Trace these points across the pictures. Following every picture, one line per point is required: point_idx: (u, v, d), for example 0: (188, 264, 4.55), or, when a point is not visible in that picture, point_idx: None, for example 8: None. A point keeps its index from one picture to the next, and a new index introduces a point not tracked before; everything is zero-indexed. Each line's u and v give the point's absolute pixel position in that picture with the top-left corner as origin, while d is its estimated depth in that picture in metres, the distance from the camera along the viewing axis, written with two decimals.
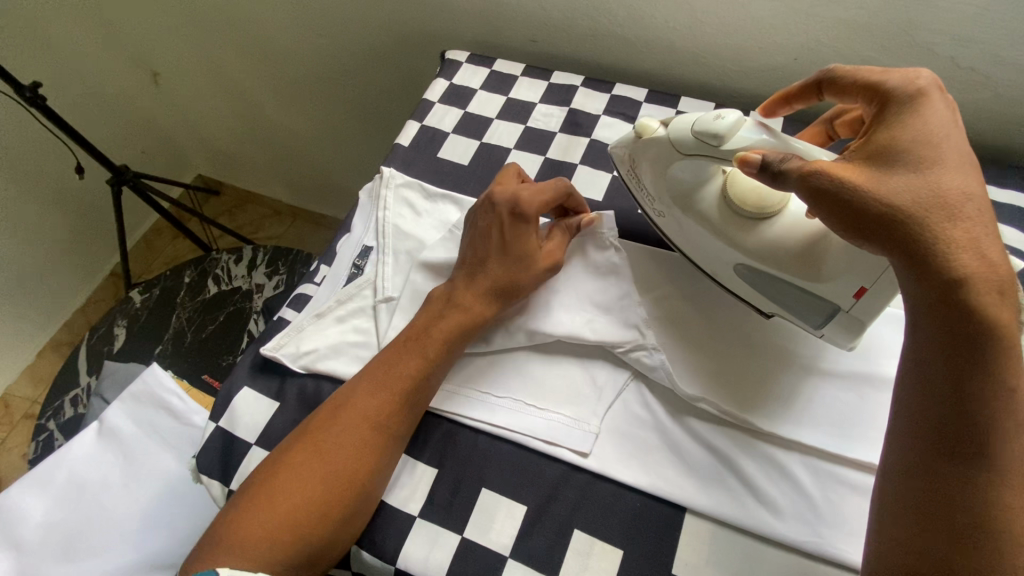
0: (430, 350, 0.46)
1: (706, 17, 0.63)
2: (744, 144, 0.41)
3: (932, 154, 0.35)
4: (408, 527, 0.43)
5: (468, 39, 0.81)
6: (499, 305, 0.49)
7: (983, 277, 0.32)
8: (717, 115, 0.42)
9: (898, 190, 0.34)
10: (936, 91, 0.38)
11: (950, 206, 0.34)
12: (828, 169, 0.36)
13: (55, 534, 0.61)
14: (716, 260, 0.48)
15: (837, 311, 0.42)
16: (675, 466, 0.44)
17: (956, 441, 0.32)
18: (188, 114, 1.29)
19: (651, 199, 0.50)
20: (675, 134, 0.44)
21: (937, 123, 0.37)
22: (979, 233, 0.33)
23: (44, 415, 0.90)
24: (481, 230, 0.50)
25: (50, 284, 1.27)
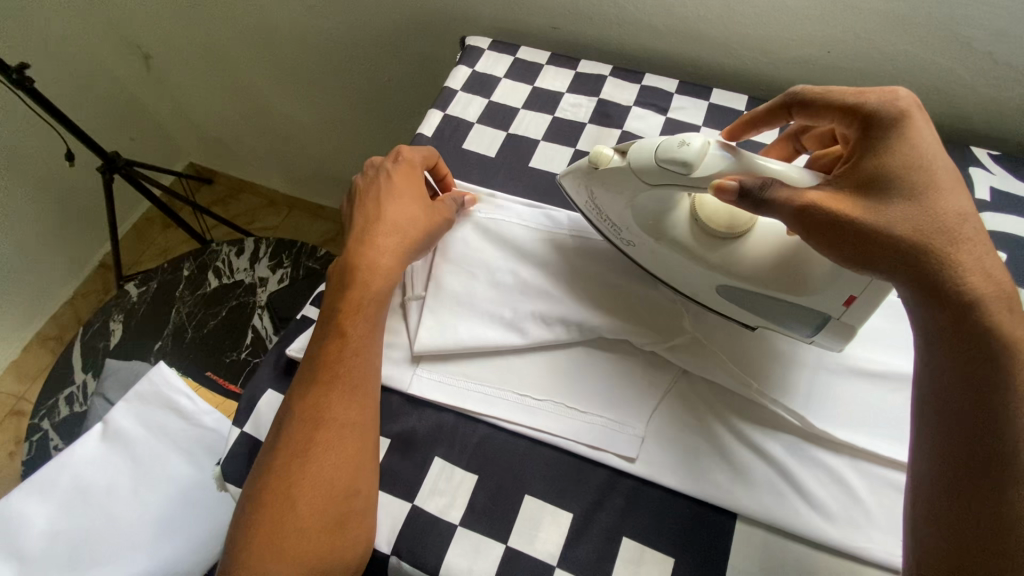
0: (345, 327, 0.44)
1: (741, 7, 0.61)
2: (711, 169, 0.39)
3: (926, 177, 0.36)
4: (449, 536, 0.41)
5: (487, 24, 0.78)
6: (403, 254, 0.47)
7: (993, 297, 0.34)
8: (680, 140, 0.40)
9: (897, 220, 0.35)
10: (916, 109, 0.38)
11: (950, 231, 0.35)
12: (820, 202, 0.36)
13: (60, 542, 0.58)
14: (697, 284, 0.46)
15: (827, 319, 0.42)
16: (723, 470, 0.43)
17: (975, 463, 0.32)
18: (182, 99, 1.24)
19: (619, 230, 0.48)
20: (636, 163, 0.42)
21: (927, 142, 0.36)
22: (980, 252, 0.35)
23: (37, 415, 0.86)
24: (364, 196, 0.50)
25: (38, 276, 1.22)
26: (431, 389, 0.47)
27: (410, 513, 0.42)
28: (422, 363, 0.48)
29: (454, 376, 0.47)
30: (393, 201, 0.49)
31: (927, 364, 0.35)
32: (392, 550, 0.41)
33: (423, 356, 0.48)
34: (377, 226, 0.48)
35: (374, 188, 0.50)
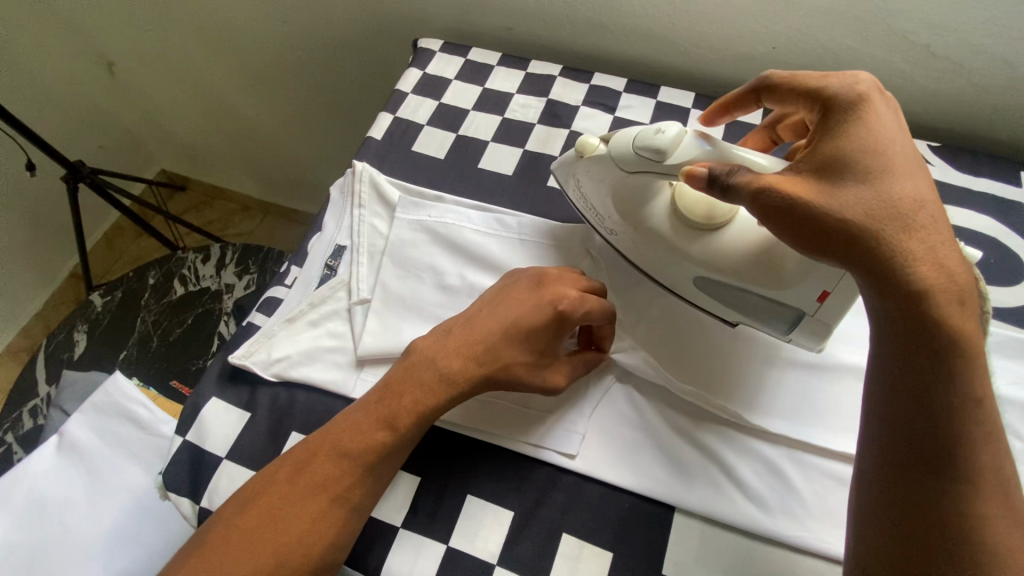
0: (398, 422, 0.40)
1: (685, 5, 0.62)
2: (686, 155, 0.41)
3: (884, 161, 0.34)
4: (391, 538, 0.42)
5: (442, 26, 0.78)
6: (481, 382, 0.42)
7: (943, 287, 0.31)
8: (658, 128, 0.42)
9: (849, 204, 0.33)
10: (877, 94, 0.37)
11: (904, 216, 0.33)
12: (778, 184, 0.35)
13: (14, 556, 0.58)
14: (675, 275, 0.47)
15: (802, 315, 0.42)
16: (661, 464, 0.43)
17: (931, 455, 0.31)
18: (149, 106, 1.23)
19: (602, 218, 0.49)
20: (616, 150, 0.44)
21: (885, 126, 0.35)
22: (937, 241, 0.32)
23: (1, 428, 0.85)
24: (498, 297, 0.44)
25: (6, 287, 1.21)
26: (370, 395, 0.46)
27: None
28: (366, 367, 0.47)
29: None
30: (519, 335, 0.42)
31: (880, 356, 0.33)
32: None
33: (366, 360, 0.47)
34: (475, 340, 0.42)
35: (509, 302, 0.43)
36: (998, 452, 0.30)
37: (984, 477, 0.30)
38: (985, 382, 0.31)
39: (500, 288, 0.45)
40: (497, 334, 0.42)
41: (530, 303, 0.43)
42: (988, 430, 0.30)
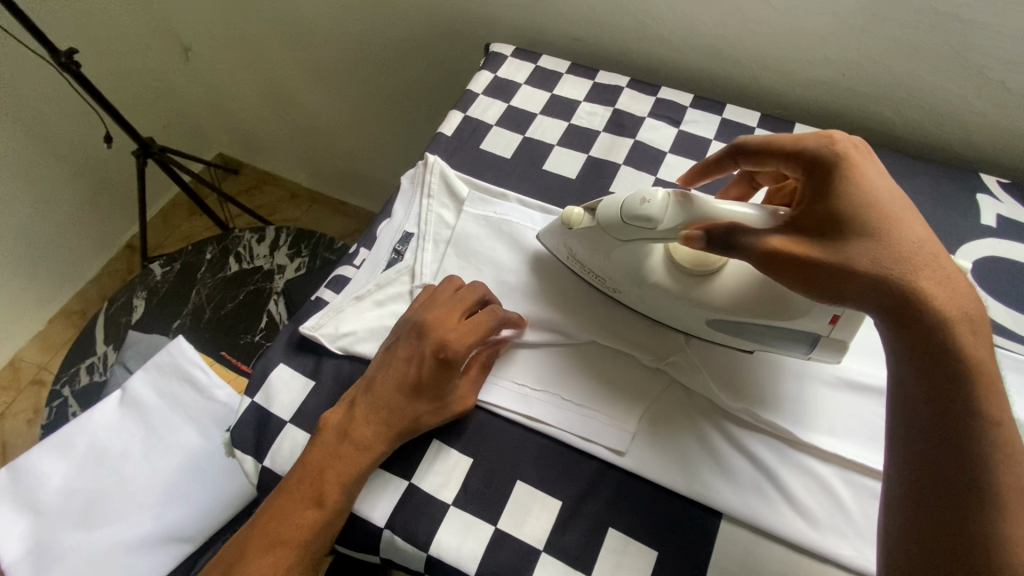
0: (338, 459, 0.42)
1: (759, 26, 0.63)
2: (677, 220, 0.42)
3: (881, 210, 0.36)
4: (442, 514, 0.43)
5: (511, 33, 0.80)
6: (398, 414, 0.44)
7: (951, 321, 0.33)
8: (644, 196, 0.43)
9: (857, 254, 0.35)
10: (855, 149, 0.39)
11: (909, 259, 0.34)
12: (781, 244, 0.37)
13: (75, 498, 0.61)
14: (689, 321, 0.47)
15: (818, 337, 0.43)
16: (711, 470, 0.44)
17: (952, 482, 0.30)
18: (216, 91, 1.29)
19: (604, 279, 0.50)
20: (605, 219, 0.46)
21: (875, 176, 0.37)
22: (942, 278, 0.34)
23: (58, 382, 0.88)
24: (391, 350, 0.46)
25: (68, 251, 1.28)
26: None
27: (407, 490, 0.44)
28: None
29: None
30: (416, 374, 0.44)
31: (897, 393, 0.34)
32: (386, 524, 0.43)
33: None
34: (383, 382, 0.44)
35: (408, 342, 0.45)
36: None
37: (1015, 500, 0.29)
38: (1004, 408, 0.31)
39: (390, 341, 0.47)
40: (397, 381, 0.44)
41: (414, 349, 0.45)
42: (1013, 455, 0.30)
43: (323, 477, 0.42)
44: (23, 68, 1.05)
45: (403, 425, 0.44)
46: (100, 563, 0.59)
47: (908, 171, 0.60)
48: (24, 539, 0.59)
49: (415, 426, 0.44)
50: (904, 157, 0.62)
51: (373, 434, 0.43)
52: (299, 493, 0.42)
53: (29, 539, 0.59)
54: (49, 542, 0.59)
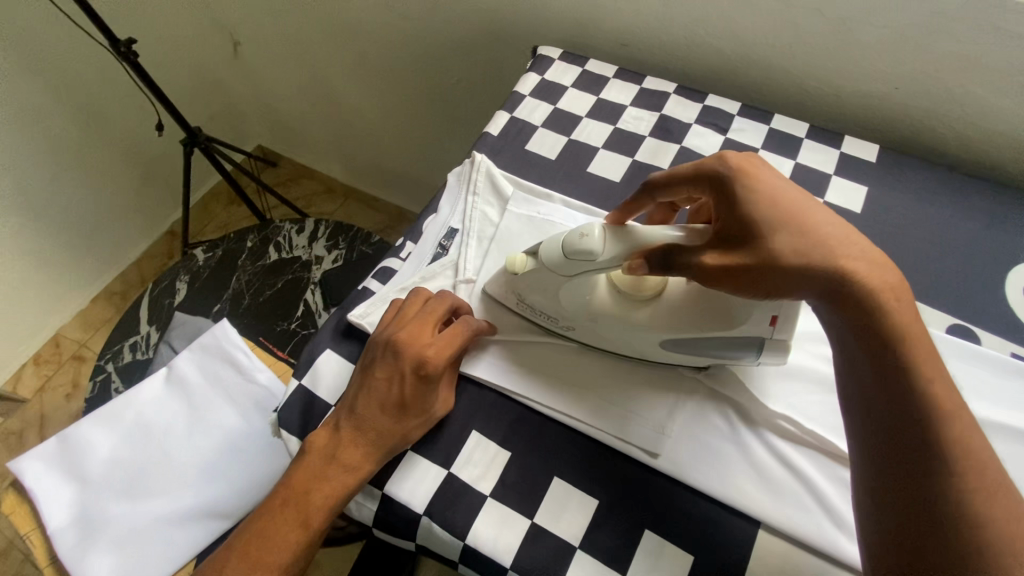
0: (323, 481, 0.43)
1: (811, 37, 0.63)
2: (618, 252, 0.42)
3: (794, 203, 0.38)
4: (479, 505, 0.44)
5: (558, 37, 0.81)
6: (378, 435, 0.44)
7: (877, 297, 0.36)
8: (580, 232, 0.43)
9: (785, 247, 0.37)
10: (751, 160, 0.41)
11: (828, 242, 0.37)
12: (722, 255, 0.38)
13: (119, 470, 0.62)
14: (643, 347, 0.47)
15: (762, 341, 0.43)
16: (749, 478, 0.44)
17: (900, 452, 0.33)
18: (261, 84, 1.33)
19: (556, 319, 0.49)
20: (547, 260, 0.45)
21: (773, 176, 0.39)
22: (858, 254, 0.37)
23: (102, 357, 0.91)
24: (367, 365, 0.46)
25: (113, 233, 1.32)
26: (491, 372, 0.49)
27: (445, 479, 0.45)
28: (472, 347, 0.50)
29: (497, 358, 0.50)
30: (391, 395, 0.44)
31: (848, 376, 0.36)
32: (424, 512, 0.43)
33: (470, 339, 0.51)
34: (363, 407, 0.44)
35: (380, 364, 0.45)
36: (959, 423, 0.33)
37: (960, 456, 0.32)
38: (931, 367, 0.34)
39: (366, 362, 0.46)
40: (380, 403, 0.44)
41: (392, 369, 0.45)
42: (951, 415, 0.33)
43: (310, 499, 0.43)
44: (81, 56, 1.09)
45: (387, 446, 0.44)
46: (145, 534, 0.60)
47: (962, 189, 0.59)
48: (69, 508, 0.60)
49: (399, 444, 0.45)
50: (958, 173, 0.61)
51: (361, 454, 0.44)
52: (285, 514, 0.44)
53: (73, 508, 0.60)
54: (93, 511, 0.60)
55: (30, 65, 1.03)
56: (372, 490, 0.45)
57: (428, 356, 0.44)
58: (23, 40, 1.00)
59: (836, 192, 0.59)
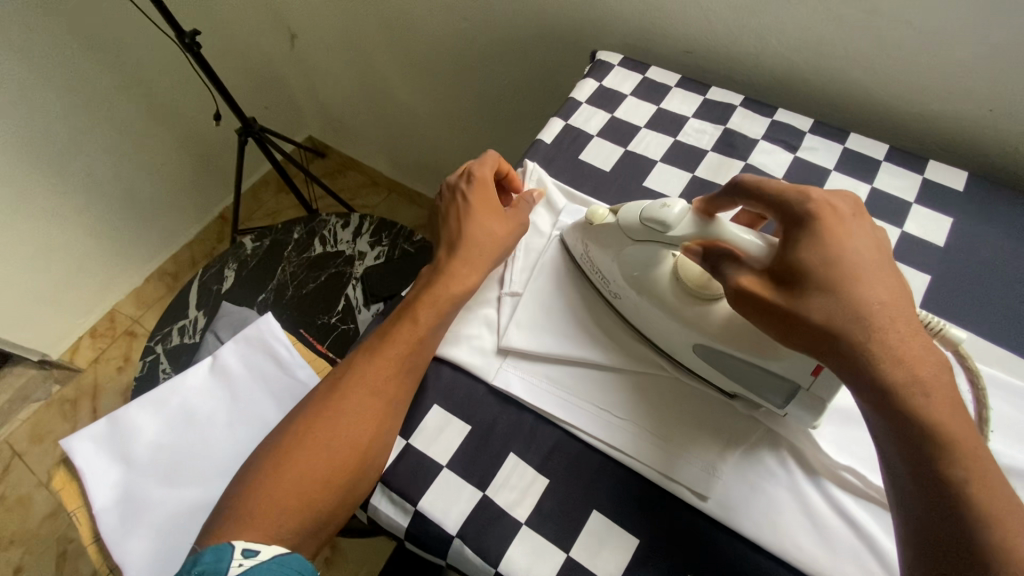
0: (421, 314, 0.49)
1: (896, 49, 0.58)
2: (687, 232, 0.43)
3: (843, 266, 0.35)
4: (514, 532, 0.42)
5: (617, 42, 0.78)
6: (470, 258, 0.51)
7: (916, 380, 0.32)
8: (665, 203, 0.44)
9: (817, 310, 0.34)
10: (823, 208, 0.37)
11: (871, 316, 0.34)
12: (750, 287, 0.37)
13: (162, 454, 0.63)
14: (675, 342, 0.46)
15: (797, 388, 0.41)
16: (806, 532, 0.41)
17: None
18: (314, 77, 1.34)
19: (607, 281, 0.50)
20: (624, 222, 0.47)
21: (836, 238, 0.36)
22: (905, 331, 0.34)
23: (152, 339, 0.94)
24: (443, 213, 0.55)
25: (168, 215, 1.37)
26: (531, 393, 0.47)
27: (480, 501, 0.43)
28: (509, 356, 0.50)
29: (540, 377, 0.48)
30: (475, 221, 0.52)
31: (891, 475, 0.34)
32: (458, 533, 0.42)
33: (511, 350, 0.49)
34: (452, 240, 0.52)
35: (455, 209, 0.54)
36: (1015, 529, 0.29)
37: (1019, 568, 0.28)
38: (975, 462, 0.31)
39: (444, 225, 0.54)
40: (473, 220, 0.52)
41: (465, 208, 0.53)
42: (1005, 522, 0.29)
43: (402, 333, 0.48)
44: (147, 43, 1.13)
45: (491, 254, 0.52)
46: (182, 519, 0.60)
47: None
48: (114, 487, 0.61)
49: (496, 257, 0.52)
50: None
51: (458, 277, 0.50)
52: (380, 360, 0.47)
53: (118, 487, 0.61)
54: (136, 492, 0.61)
55: (99, 51, 1.07)
56: (405, 504, 0.44)
57: (486, 174, 0.54)
58: (94, 26, 1.04)
59: (915, 221, 0.54)
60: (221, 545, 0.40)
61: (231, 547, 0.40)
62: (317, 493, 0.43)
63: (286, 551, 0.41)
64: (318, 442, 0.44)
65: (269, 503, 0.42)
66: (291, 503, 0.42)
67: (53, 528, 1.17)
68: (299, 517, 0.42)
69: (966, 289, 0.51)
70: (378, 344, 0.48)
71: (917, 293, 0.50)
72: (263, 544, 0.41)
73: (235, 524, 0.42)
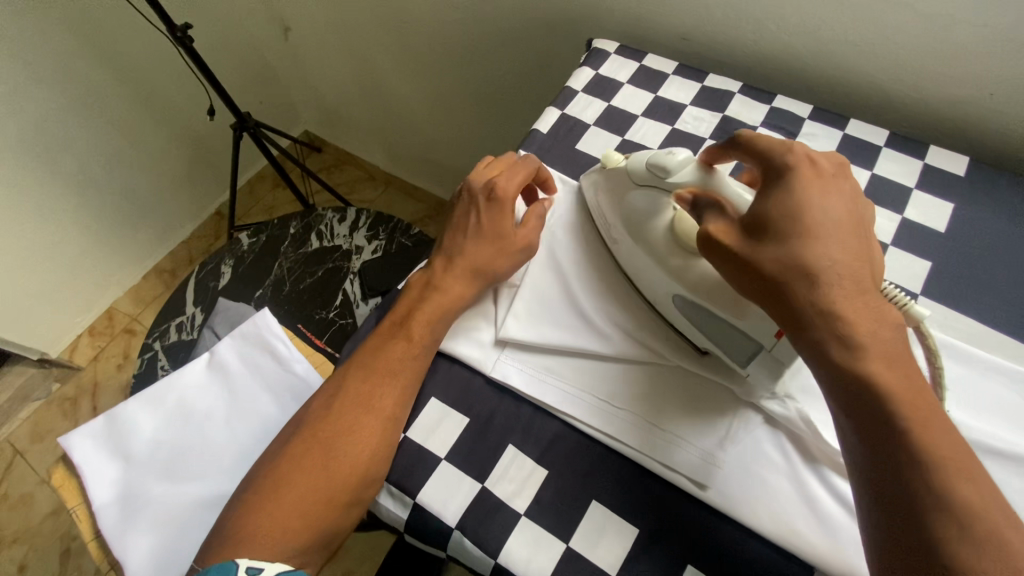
0: (415, 333, 0.48)
1: (896, 34, 0.57)
2: (685, 180, 0.46)
3: (804, 218, 0.36)
4: (513, 525, 0.42)
5: (614, 30, 0.77)
6: (471, 283, 0.50)
7: (863, 329, 0.33)
8: (671, 151, 0.46)
9: (773, 257, 0.36)
10: (801, 163, 0.38)
11: (823, 265, 0.35)
12: (715, 236, 0.39)
13: (161, 451, 0.63)
14: (656, 291, 0.48)
15: (759, 349, 0.42)
16: (806, 520, 0.40)
17: (876, 507, 0.31)
18: (309, 70, 1.33)
19: (608, 227, 0.52)
20: (632, 166, 0.49)
21: (802, 190, 0.37)
22: (858, 285, 0.34)
23: (150, 336, 0.93)
24: (455, 220, 0.54)
25: (165, 211, 1.37)
26: (528, 384, 0.47)
27: (479, 493, 0.43)
28: (506, 348, 0.49)
29: (538, 368, 0.48)
30: (478, 240, 0.51)
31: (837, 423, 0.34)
32: (457, 525, 0.42)
33: (509, 342, 0.49)
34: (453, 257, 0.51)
35: (465, 222, 0.53)
36: (955, 469, 0.29)
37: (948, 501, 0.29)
38: (921, 410, 0.31)
39: (446, 244, 0.53)
40: (475, 241, 0.51)
41: (473, 225, 0.52)
42: (945, 463, 0.29)
43: (395, 353, 0.47)
44: (140, 38, 1.12)
45: (485, 276, 0.51)
46: (182, 516, 0.60)
47: None
48: (114, 484, 0.61)
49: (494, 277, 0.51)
50: None
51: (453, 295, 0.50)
52: (373, 380, 0.46)
53: (118, 484, 0.61)
54: (135, 489, 0.61)
55: (92, 47, 1.06)
56: (404, 497, 0.44)
57: (509, 189, 0.52)
58: (86, 22, 1.03)
59: (916, 207, 0.54)
60: (223, 563, 0.40)
61: (235, 565, 0.39)
62: (319, 513, 0.42)
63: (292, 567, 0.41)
64: (315, 462, 0.43)
65: (270, 524, 0.41)
66: (294, 525, 0.42)
67: (57, 526, 1.17)
68: (302, 538, 0.42)
69: (968, 275, 0.50)
70: (371, 361, 0.47)
71: (918, 280, 0.50)
72: (268, 561, 0.40)
73: (236, 546, 0.41)
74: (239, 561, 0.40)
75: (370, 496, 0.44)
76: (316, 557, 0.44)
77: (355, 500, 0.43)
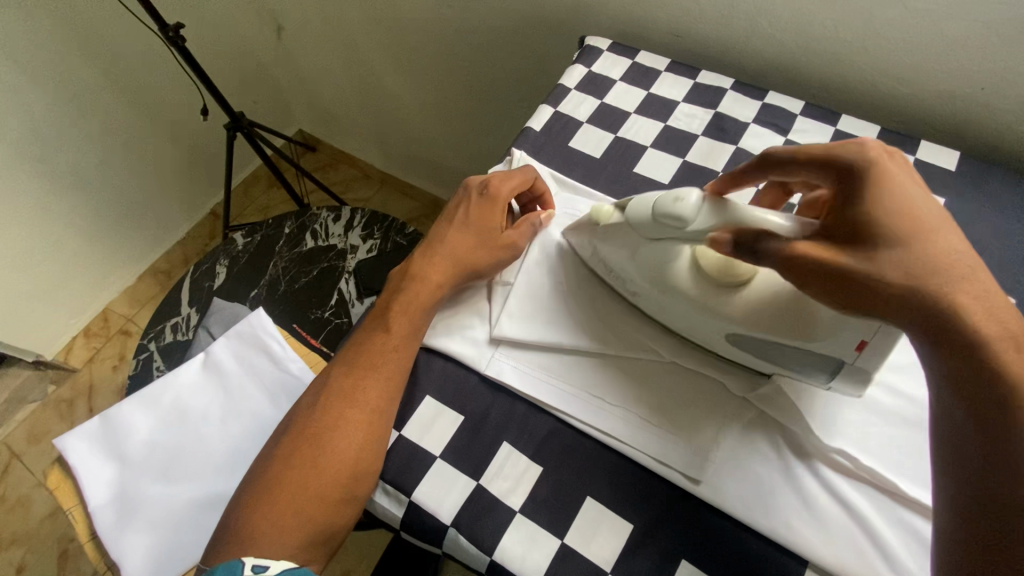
0: (393, 326, 0.48)
1: (887, 29, 0.57)
2: (708, 224, 0.40)
3: (915, 220, 0.34)
4: (508, 521, 0.42)
5: (607, 27, 0.77)
6: (452, 275, 0.51)
7: (991, 340, 0.32)
8: (677, 196, 0.41)
9: (892, 267, 0.33)
10: (885, 157, 0.36)
11: (942, 270, 0.33)
12: (814, 253, 0.35)
13: (156, 452, 0.63)
14: (708, 335, 0.45)
15: (840, 364, 0.40)
16: (798, 513, 0.41)
17: (989, 536, 0.30)
18: (302, 69, 1.33)
19: (624, 281, 0.48)
20: (635, 217, 0.44)
21: (904, 186, 0.35)
22: (978, 289, 0.33)
23: (145, 337, 0.93)
24: (446, 215, 0.55)
25: (159, 212, 1.36)
26: (521, 381, 0.47)
27: (474, 490, 0.43)
28: (501, 346, 0.49)
29: (531, 365, 0.48)
30: (461, 233, 0.52)
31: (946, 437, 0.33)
32: (452, 522, 0.42)
33: (503, 340, 0.49)
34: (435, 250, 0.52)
35: (455, 217, 0.54)
36: None
37: None
38: None
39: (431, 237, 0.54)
40: (456, 233, 0.52)
41: (461, 219, 0.53)
42: None
43: (376, 346, 0.48)
44: (132, 38, 1.12)
45: (461, 266, 0.51)
46: (178, 517, 0.60)
47: None
48: (109, 486, 0.61)
49: (477, 269, 0.51)
50: None
51: (430, 286, 0.50)
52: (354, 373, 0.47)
53: (114, 486, 0.61)
54: (131, 490, 0.61)
55: (84, 47, 1.05)
56: (399, 495, 0.44)
57: (503, 190, 0.53)
58: (78, 22, 1.03)
59: None
60: (230, 563, 0.40)
61: (241, 565, 0.39)
62: (315, 512, 0.42)
63: (295, 564, 0.41)
64: (306, 461, 0.43)
65: (267, 527, 0.42)
66: (291, 523, 0.42)
67: (54, 527, 1.17)
68: (298, 536, 0.42)
69: None
70: (356, 357, 0.48)
71: None
72: (273, 560, 0.40)
73: (236, 547, 0.42)
74: (245, 561, 0.40)
75: (367, 493, 0.44)
76: (320, 554, 0.44)
77: (347, 496, 0.43)
